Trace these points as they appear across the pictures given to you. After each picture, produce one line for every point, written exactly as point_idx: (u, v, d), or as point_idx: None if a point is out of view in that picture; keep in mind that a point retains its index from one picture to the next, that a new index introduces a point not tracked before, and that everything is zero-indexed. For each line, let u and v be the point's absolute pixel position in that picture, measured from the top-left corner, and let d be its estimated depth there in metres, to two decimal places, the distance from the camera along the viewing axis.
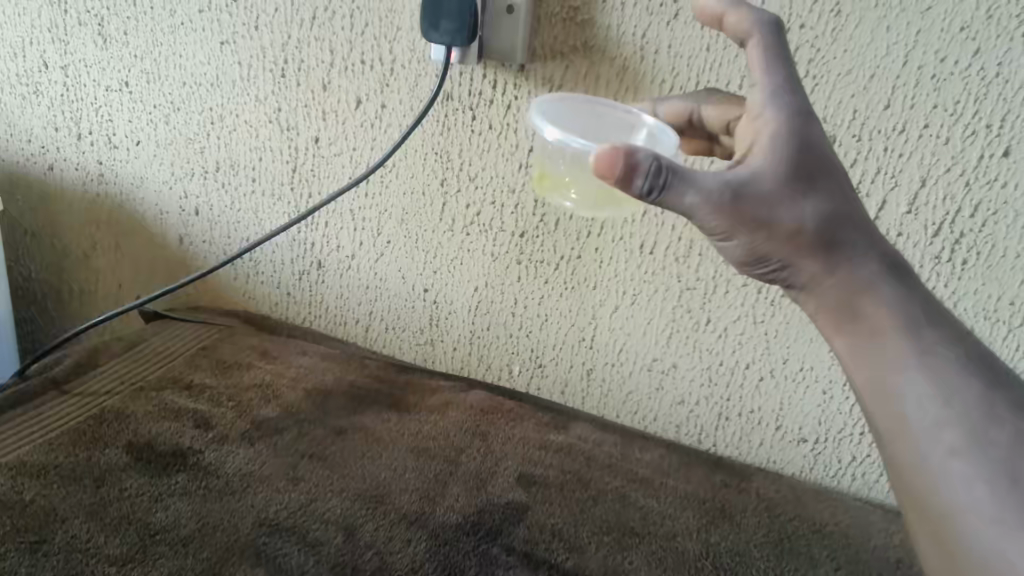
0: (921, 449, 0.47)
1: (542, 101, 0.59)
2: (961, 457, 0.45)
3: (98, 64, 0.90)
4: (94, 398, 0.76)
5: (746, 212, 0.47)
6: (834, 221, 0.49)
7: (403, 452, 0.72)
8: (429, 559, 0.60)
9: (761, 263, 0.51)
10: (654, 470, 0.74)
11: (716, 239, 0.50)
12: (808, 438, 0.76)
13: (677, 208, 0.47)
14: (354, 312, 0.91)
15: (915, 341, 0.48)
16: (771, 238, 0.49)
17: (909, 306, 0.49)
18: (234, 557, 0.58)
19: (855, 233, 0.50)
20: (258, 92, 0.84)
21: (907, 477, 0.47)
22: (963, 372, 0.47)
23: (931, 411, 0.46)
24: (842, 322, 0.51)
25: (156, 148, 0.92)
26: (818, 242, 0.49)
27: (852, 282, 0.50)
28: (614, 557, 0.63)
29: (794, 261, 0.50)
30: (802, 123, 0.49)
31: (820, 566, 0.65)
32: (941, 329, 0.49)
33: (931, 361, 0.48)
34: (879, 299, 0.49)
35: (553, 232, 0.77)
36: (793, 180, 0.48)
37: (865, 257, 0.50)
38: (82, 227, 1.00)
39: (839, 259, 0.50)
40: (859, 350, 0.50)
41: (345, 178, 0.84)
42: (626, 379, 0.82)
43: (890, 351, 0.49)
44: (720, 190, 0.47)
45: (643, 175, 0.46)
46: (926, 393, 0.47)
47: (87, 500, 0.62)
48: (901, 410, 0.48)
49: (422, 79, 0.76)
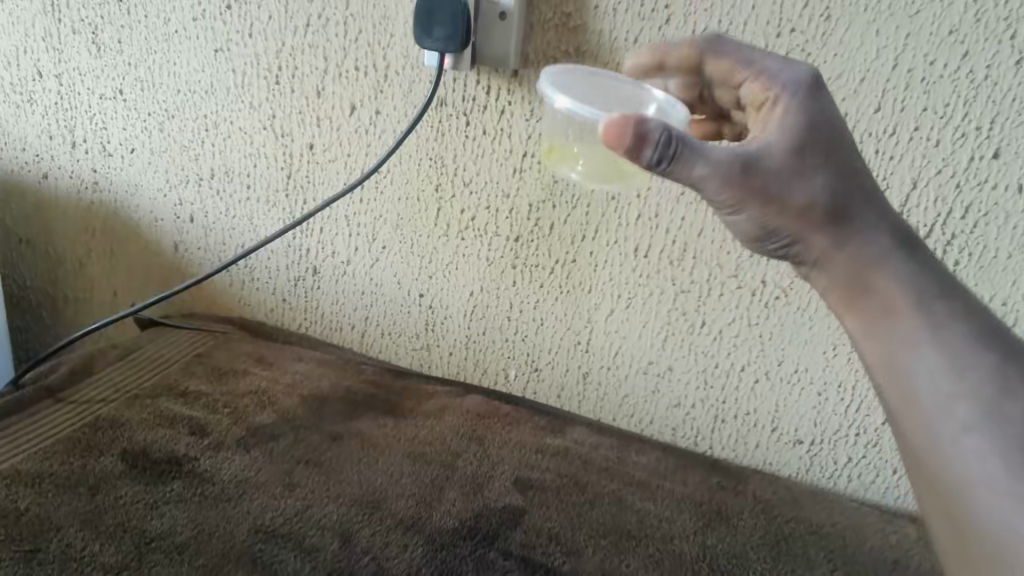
0: (931, 423, 0.45)
1: (547, 75, 0.59)
2: (972, 430, 0.43)
3: (92, 72, 0.90)
4: (88, 405, 0.76)
5: (756, 183, 0.49)
6: (841, 196, 0.50)
7: (399, 457, 0.72)
8: (425, 564, 0.60)
9: (771, 238, 0.52)
10: (651, 473, 0.74)
11: (728, 215, 0.52)
12: (803, 440, 0.77)
13: (688, 180, 0.48)
14: (350, 317, 0.91)
15: (926, 314, 0.47)
16: (781, 213, 0.50)
17: (921, 281, 0.48)
18: (229, 564, 0.58)
19: (866, 206, 0.50)
20: (252, 99, 0.84)
21: (918, 455, 0.46)
22: (974, 344, 0.45)
23: (943, 384, 0.45)
24: (852, 296, 0.50)
25: (150, 155, 0.92)
26: (825, 217, 0.50)
27: (862, 257, 0.50)
28: (610, 560, 0.63)
29: (804, 236, 0.51)
30: (810, 101, 0.51)
31: (816, 567, 0.65)
32: (956, 303, 0.47)
33: (945, 333, 0.46)
34: (889, 274, 0.49)
35: (547, 236, 0.77)
36: (801, 156, 0.49)
37: (876, 232, 0.50)
38: (76, 235, 1.00)
39: (849, 235, 0.50)
40: (869, 325, 0.49)
41: (340, 184, 0.84)
42: (621, 382, 0.82)
43: (899, 324, 0.48)
44: (731, 161, 0.48)
45: (653, 148, 0.46)
46: (934, 365, 0.46)
47: (82, 508, 0.62)
48: (909, 383, 0.47)
49: (416, 85, 0.76)
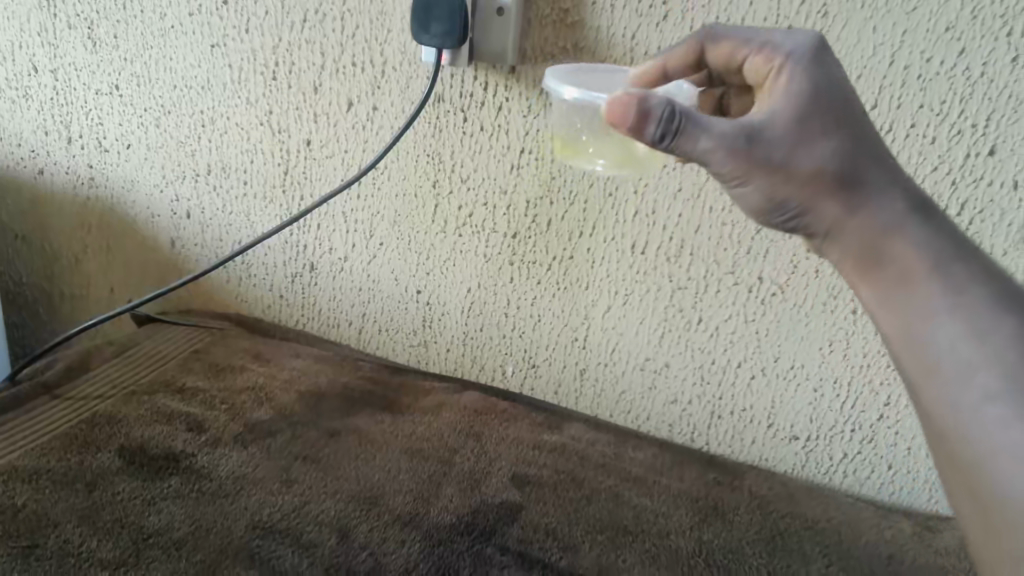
0: (950, 391, 0.43)
1: (552, 69, 0.60)
2: (994, 398, 0.40)
3: (88, 67, 0.90)
4: (86, 401, 0.76)
5: (761, 154, 0.47)
6: (850, 161, 0.47)
7: (397, 453, 0.72)
8: (423, 559, 0.60)
9: (780, 210, 0.49)
10: (648, 469, 0.75)
11: (733, 187, 0.49)
12: (799, 436, 0.77)
13: (692, 153, 0.47)
14: (347, 314, 0.91)
15: (943, 278, 0.45)
16: (788, 181, 0.47)
17: (938, 245, 0.46)
18: (226, 560, 0.58)
19: (875, 169, 0.48)
20: (249, 95, 0.84)
21: (936, 427, 0.43)
22: (996, 308, 0.43)
23: (964, 350, 0.42)
24: (866, 266, 0.48)
25: (147, 151, 0.92)
26: (836, 183, 0.47)
27: (875, 224, 0.47)
28: (607, 555, 0.63)
29: (813, 206, 0.48)
30: (814, 66, 0.49)
31: (811, 562, 0.65)
32: (975, 266, 0.45)
33: (966, 297, 0.44)
34: (905, 239, 0.46)
35: (545, 232, 0.77)
36: (805, 122, 0.47)
37: (889, 198, 0.47)
38: (72, 231, 1.00)
39: (861, 200, 0.47)
40: (885, 295, 0.47)
41: (337, 180, 0.84)
42: (618, 378, 0.82)
43: (917, 290, 0.45)
44: (735, 134, 0.46)
45: (656, 125, 0.46)
46: (954, 331, 0.43)
47: (80, 504, 0.62)
48: (927, 351, 0.44)
49: (413, 81, 0.76)
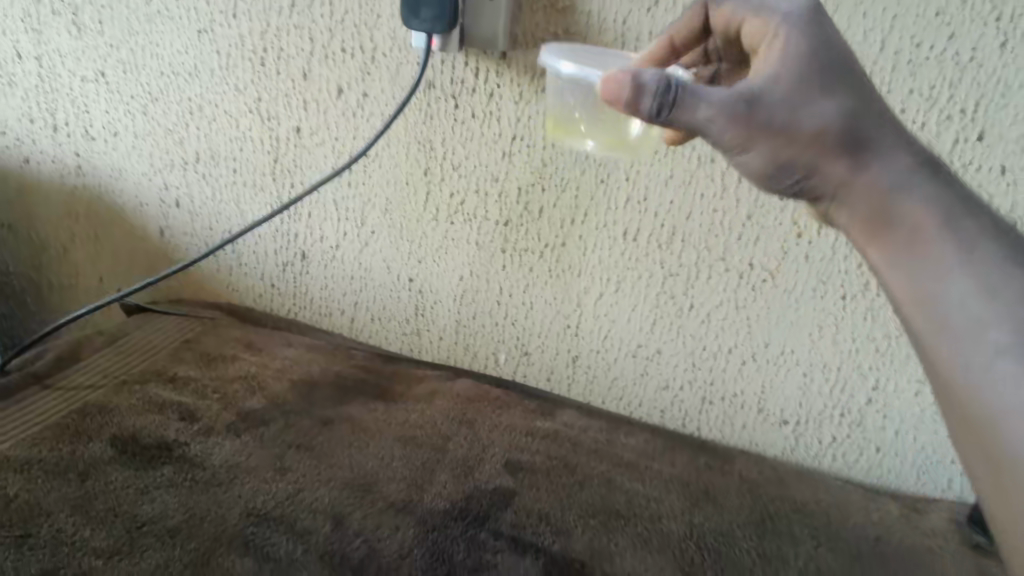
0: (961, 350, 0.40)
1: (547, 46, 0.60)
2: (1006, 354, 0.39)
3: (73, 54, 0.89)
4: (77, 391, 0.76)
5: (762, 117, 0.45)
6: (856, 119, 0.45)
7: (390, 441, 0.73)
8: (417, 545, 0.61)
9: (783, 174, 0.47)
10: (639, 455, 0.75)
11: (734, 156, 0.47)
12: (789, 420, 0.78)
13: (691, 125, 0.46)
14: (339, 303, 0.91)
15: (955, 235, 0.42)
16: (791, 145, 0.45)
17: (947, 201, 0.44)
18: (221, 547, 0.59)
19: (880, 127, 0.45)
20: (237, 82, 0.83)
21: (944, 387, 0.41)
22: (1008, 264, 0.41)
23: (975, 307, 0.40)
24: (872, 227, 0.45)
25: (134, 139, 0.91)
26: (841, 142, 0.45)
27: (882, 181, 0.45)
28: (599, 539, 0.64)
29: (817, 168, 0.46)
30: (810, 25, 0.47)
31: (800, 544, 0.66)
32: (985, 222, 0.43)
33: (977, 253, 0.42)
34: (913, 196, 0.44)
35: (537, 220, 0.77)
36: (806, 81, 0.45)
37: (895, 154, 0.45)
38: (60, 220, 0.99)
39: (867, 158, 0.45)
40: (894, 256, 0.44)
41: (327, 168, 0.84)
42: (611, 365, 0.82)
43: (928, 248, 0.43)
44: (735, 99, 0.45)
45: (654, 98, 0.45)
46: (965, 289, 0.41)
47: (72, 493, 0.62)
48: (939, 311, 0.42)
49: (403, 67, 0.75)
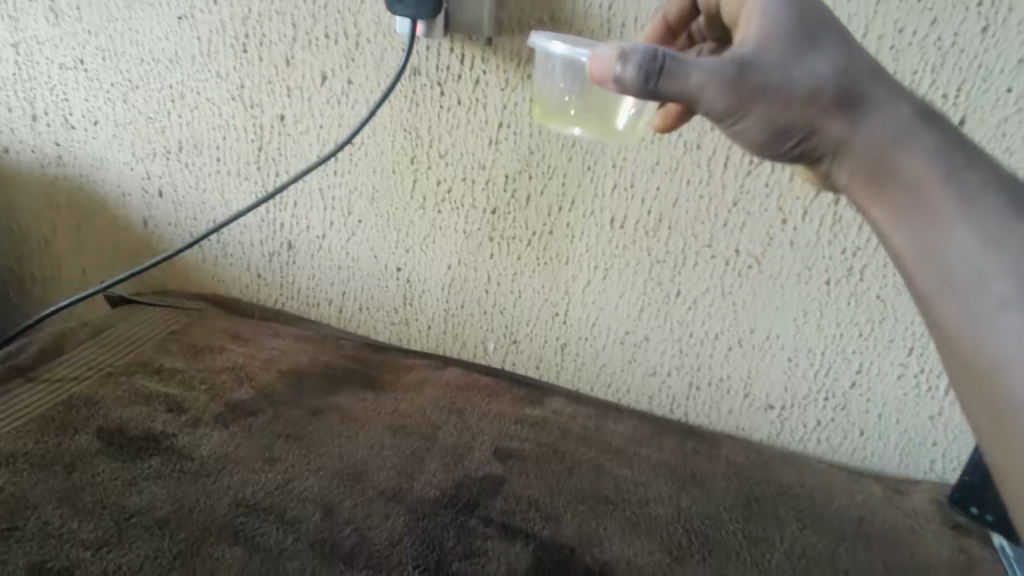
0: (964, 305, 0.38)
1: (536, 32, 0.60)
2: (1010, 306, 0.37)
3: (50, 41, 0.87)
4: (61, 383, 0.75)
5: (753, 82, 0.45)
6: (850, 76, 0.44)
7: (380, 430, 0.73)
8: (407, 533, 0.61)
9: (779, 138, 0.46)
10: (628, 441, 0.76)
11: (729, 126, 0.47)
12: (774, 405, 0.79)
13: (682, 92, 0.45)
14: (326, 293, 0.91)
15: (955, 187, 0.40)
16: (784, 108, 0.45)
17: (948, 151, 0.42)
18: (210, 537, 0.58)
19: (875, 83, 0.44)
20: (220, 69, 0.82)
21: (946, 342, 0.39)
22: (1009, 214, 0.39)
23: (977, 261, 0.38)
24: (873, 183, 0.44)
25: (115, 128, 0.90)
26: (836, 100, 0.44)
27: (880, 136, 0.43)
28: (588, 524, 0.64)
29: (813, 130, 0.45)
30: None
31: (785, 526, 0.67)
32: (989, 173, 0.41)
33: (979, 205, 0.39)
34: (912, 149, 0.42)
35: (524, 208, 0.77)
36: (793, 42, 0.46)
37: (893, 108, 0.44)
38: (41, 211, 0.97)
39: (863, 114, 0.44)
40: (895, 211, 0.42)
41: (312, 156, 0.83)
42: (599, 353, 0.83)
43: (928, 202, 0.41)
44: (724, 66, 0.45)
45: (635, 66, 0.44)
46: (966, 242, 0.39)
47: (59, 486, 0.61)
48: (940, 266, 0.40)
49: (388, 54, 0.75)
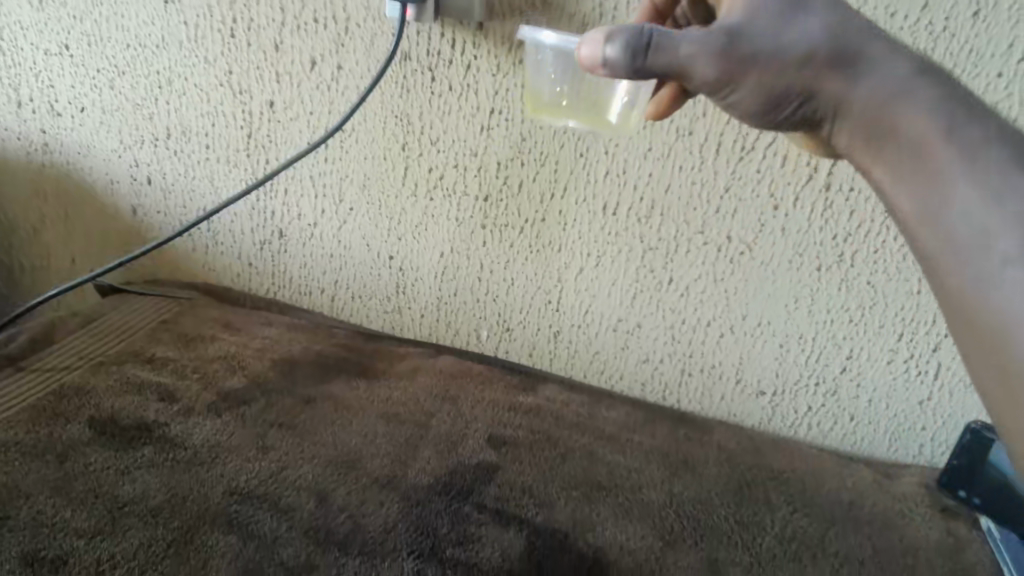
0: (967, 262, 0.37)
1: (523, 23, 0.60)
2: (1014, 262, 0.35)
3: (35, 26, 0.86)
4: (52, 373, 0.74)
5: (742, 50, 0.44)
6: (845, 35, 0.42)
7: (373, 418, 0.73)
8: (401, 519, 0.61)
9: (779, 106, 0.45)
10: (620, 427, 0.77)
11: (723, 98, 0.46)
12: (766, 391, 0.79)
13: (671, 66, 0.45)
14: (318, 281, 0.90)
15: (957, 141, 0.38)
16: (778, 74, 0.43)
17: (949, 106, 0.39)
18: (204, 525, 0.58)
19: (871, 40, 0.42)
20: (207, 54, 0.81)
21: (950, 303, 0.37)
22: (1014, 168, 0.36)
23: (978, 217, 0.36)
24: (873, 145, 0.42)
25: (102, 115, 0.88)
26: (831, 61, 0.42)
27: (878, 96, 0.41)
28: (581, 510, 0.65)
29: (810, 94, 0.44)
30: None
31: (776, 510, 0.68)
32: (995, 126, 0.38)
33: (982, 159, 0.37)
34: (913, 105, 0.40)
35: (516, 195, 0.77)
36: (783, 3, 0.43)
37: (892, 65, 0.42)
38: (28, 200, 0.96)
39: (860, 74, 0.42)
40: (896, 171, 0.41)
41: (303, 143, 0.82)
42: (592, 340, 0.83)
43: (928, 159, 0.39)
44: (713, 36, 0.44)
45: (621, 46, 0.45)
46: (968, 199, 0.37)
47: (51, 475, 0.61)
48: (943, 224, 0.38)
49: (377, 38, 0.74)
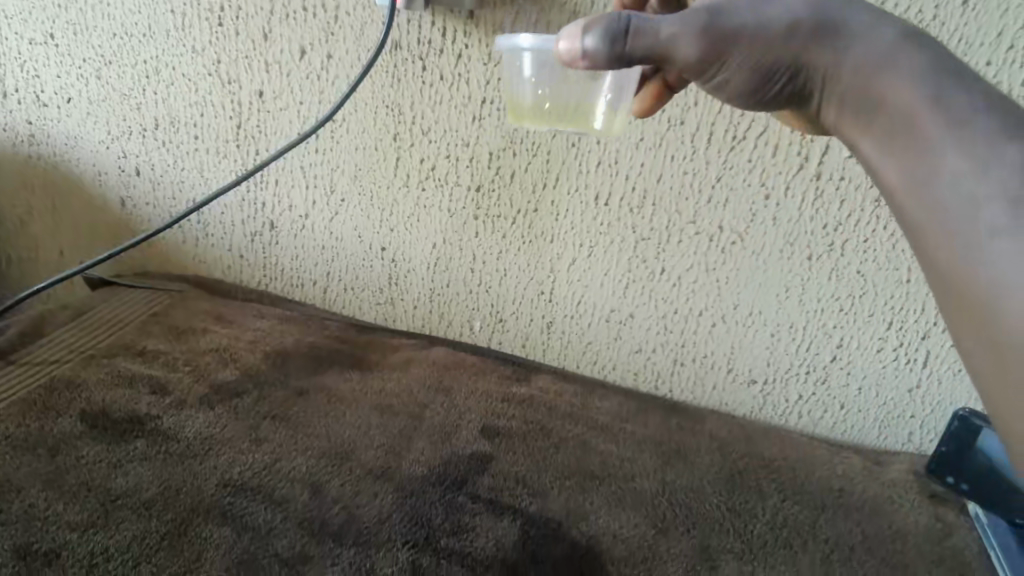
0: (955, 233, 0.35)
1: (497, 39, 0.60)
2: (1002, 231, 0.33)
3: (19, 15, 0.85)
4: (41, 367, 0.74)
5: (726, 27, 0.42)
6: (829, 7, 0.41)
7: (367, 409, 0.73)
8: (396, 510, 0.61)
9: (766, 84, 0.43)
10: (613, 417, 0.77)
11: (710, 78, 0.44)
12: (757, 379, 0.80)
13: (654, 48, 0.43)
14: (310, 273, 0.90)
15: (945, 110, 0.37)
16: (765, 50, 0.42)
17: (936, 75, 0.38)
18: (198, 518, 0.58)
19: (854, 11, 0.41)
20: (195, 43, 0.80)
21: (940, 276, 0.36)
22: (1003, 135, 0.35)
23: (967, 186, 0.35)
24: (862, 118, 0.41)
25: (89, 106, 0.88)
26: (815, 34, 0.41)
27: (864, 68, 0.40)
28: (575, 499, 0.65)
29: (797, 70, 0.42)
30: None
31: (768, 498, 0.68)
32: (982, 95, 0.37)
33: (970, 127, 0.36)
34: (899, 75, 0.39)
35: (508, 185, 0.77)
36: None
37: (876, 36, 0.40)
38: (15, 192, 0.95)
39: (845, 46, 0.40)
40: (885, 144, 0.39)
41: (293, 134, 0.82)
42: (584, 330, 0.83)
43: (916, 130, 0.38)
44: (696, 15, 0.42)
45: (600, 34, 0.43)
46: (956, 167, 0.35)
47: (42, 469, 0.61)
48: (931, 194, 0.37)
49: (368, 27, 0.73)
